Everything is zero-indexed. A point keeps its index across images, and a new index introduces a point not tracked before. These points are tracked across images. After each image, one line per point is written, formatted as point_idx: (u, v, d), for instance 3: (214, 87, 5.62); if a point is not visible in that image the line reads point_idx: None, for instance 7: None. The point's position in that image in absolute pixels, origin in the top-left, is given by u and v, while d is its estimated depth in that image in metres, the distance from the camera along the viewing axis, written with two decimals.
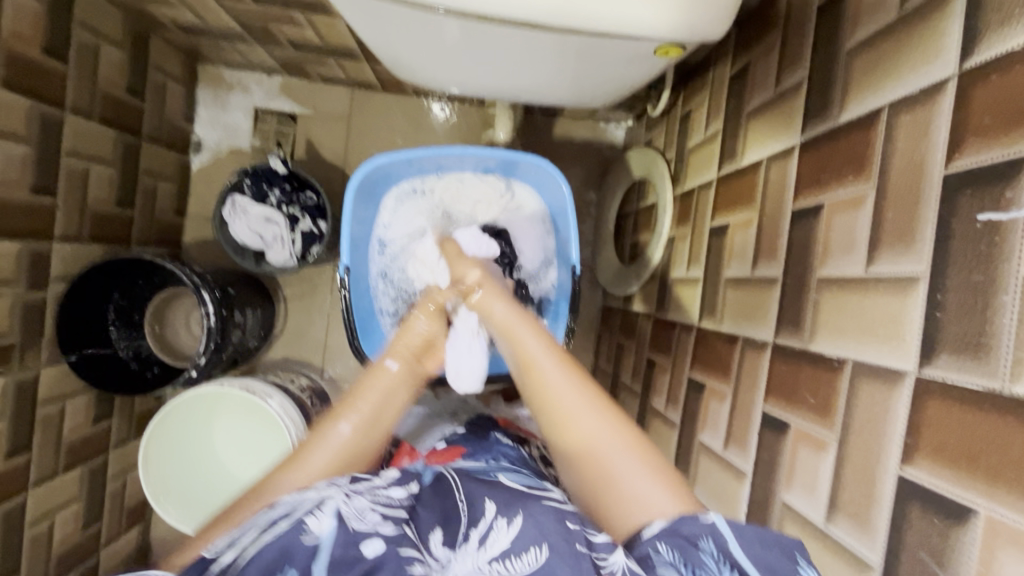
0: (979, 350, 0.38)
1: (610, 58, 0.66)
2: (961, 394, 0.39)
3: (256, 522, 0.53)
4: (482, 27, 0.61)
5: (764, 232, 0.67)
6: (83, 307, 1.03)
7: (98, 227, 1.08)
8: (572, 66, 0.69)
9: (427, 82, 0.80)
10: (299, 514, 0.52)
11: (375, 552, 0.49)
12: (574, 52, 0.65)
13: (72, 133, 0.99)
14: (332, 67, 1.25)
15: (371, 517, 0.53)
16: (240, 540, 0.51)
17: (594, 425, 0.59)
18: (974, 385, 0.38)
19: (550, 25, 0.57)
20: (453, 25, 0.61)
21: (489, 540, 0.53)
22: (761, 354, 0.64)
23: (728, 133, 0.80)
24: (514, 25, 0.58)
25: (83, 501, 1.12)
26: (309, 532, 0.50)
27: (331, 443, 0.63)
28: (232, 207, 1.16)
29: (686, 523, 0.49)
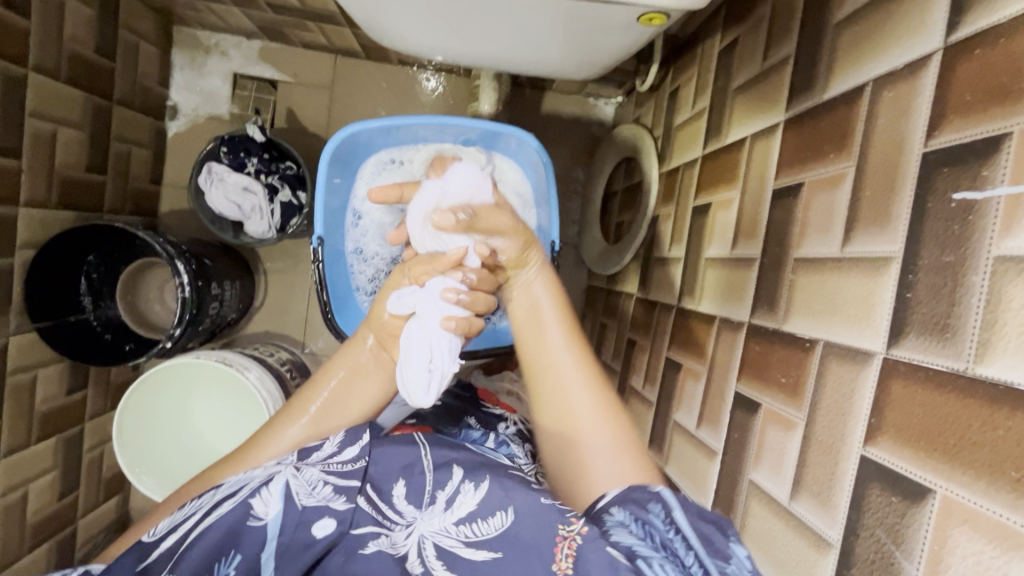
0: (945, 331, 0.38)
1: (595, 26, 0.63)
2: (925, 375, 0.39)
3: (200, 503, 0.53)
4: None
5: (744, 212, 0.66)
6: (53, 274, 1.00)
7: (68, 193, 1.04)
8: (556, 34, 0.67)
9: (406, 47, 0.77)
10: (245, 494, 0.51)
11: (326, 533, 0.51)
12: (552, 16, 0.62)
13: (37, 93, 0.95)
14: (313, 32, 1.21)
15: (323, 491, 0.53)
16: (182, 524, 0.51)
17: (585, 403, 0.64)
18: (939, 366, 0.38)
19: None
20: None
21: (456, 502, 0.55)
22: (736, 334, 0.64)
23: (714, 110, 0.79)
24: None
25: (58, 471, 1.11)
26: (257, 516, 0.50)
27: (283, 440, 0.63)
28: (208, 175, 1.13)
29: (637, 488, 0.52)
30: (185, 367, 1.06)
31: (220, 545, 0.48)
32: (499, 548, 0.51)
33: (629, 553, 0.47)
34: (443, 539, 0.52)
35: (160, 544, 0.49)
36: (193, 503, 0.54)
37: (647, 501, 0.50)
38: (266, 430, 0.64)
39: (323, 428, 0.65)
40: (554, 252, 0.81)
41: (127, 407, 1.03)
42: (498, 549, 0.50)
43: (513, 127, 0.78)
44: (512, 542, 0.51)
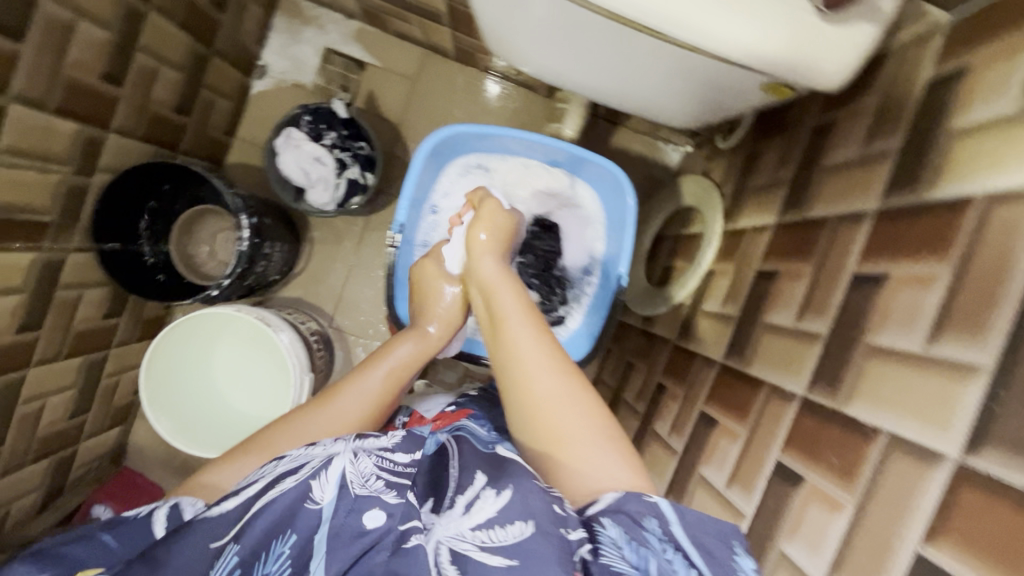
0: None
1: (716, 87, 0.67)
2: (1005, 489, 0.40)
3: (262, 474, 0.57)
4: (610, 26, 0.60)
5: (815, 288, 0.67)
6: (122, 202, 1.03)
7: (154, 128, 1.08)
8: (677, 84, 0.69)
9: (518, 59, 0.79)
10: (306, 474, 0.53)
11: (376, 525, 0.49)
12: (673, 65, 0.64)
13: (152, 30, 0.98)
14: (412, 25, 1.25)
15: (375, 484, 0.53)
16: (243, 490, 0.55)
17: (558, 396, 0.60)
18: (1018, 484, 0.40)
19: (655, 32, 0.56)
20: (582, 16, 0.60)
21: (474, 507, 0.53)
22: (787, 404, 0.64)
23: (797, 184, 0.81)
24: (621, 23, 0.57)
25: (76, 390, 1.13)
26: (313, 499, 0.51)
27: (361, 388, 0.69)
28: (286, 139, 1.16)
29: (631, 500, 0.52)
30: (212, 321, 1.08)
31: (281, 520, 0.50)
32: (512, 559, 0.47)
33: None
34: (457, 544, 0.50)
35: (221, 505, 0.54)
36: (255, 472, 0.58)
37: (643, 518, 0.51)
38: (348, 379, 0.70)
39: (394, 388, 0.72)
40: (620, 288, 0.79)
41: (155, 357, 1.05)
42: (513, 560, 0.47)
43: (601, 158, 0.78)
44: (528, 555, 0.47)
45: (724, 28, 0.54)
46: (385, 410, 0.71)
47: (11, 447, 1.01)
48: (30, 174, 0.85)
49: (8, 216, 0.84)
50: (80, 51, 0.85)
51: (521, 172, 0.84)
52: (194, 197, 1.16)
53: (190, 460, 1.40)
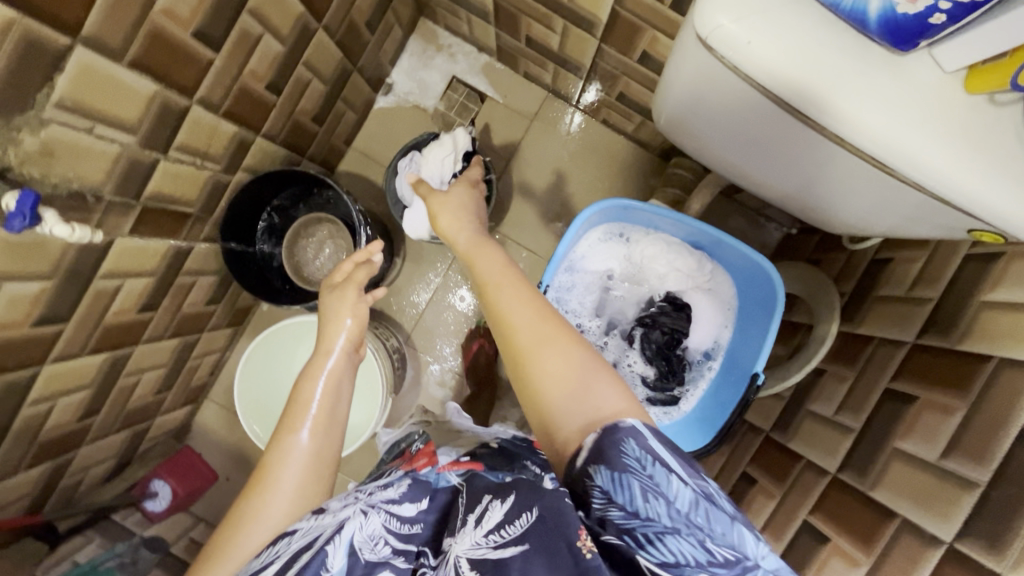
0: None
1: (924, 218, 0.63)
2: None
3: (277, 551, 0.54)
4: (825, 144, 0.59)
5: (968, 429, 0.65)
6: (249, 200, 1.06)
7: (293, 135, 1.12)
8: (867, 202, 0.68)
9: (693, 140, 0.80)
10: (320, 543, 0.51)
11: None
12: (881, 186, 0.61)
13: (316, 47, 1.03)
14: (544, 69, 1.28)
15: (383, 550, 0.52)
16: (263, 571, 0.51)
17: (557, 332, 0.60)
18: None
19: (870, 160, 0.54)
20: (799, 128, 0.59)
21: (484, 518, 0.51)
22: (929, 549, 0.62)
23: (944, 307, 0.79)
24: (835, 143, 0.56)
25: (165, 368, 1.17)
26: (325, 570, 0.49)
27: (296, 453, 0.70)
28: (409, 162, 1.20)
29: (609, 428, 0.51)
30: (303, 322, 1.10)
31: None
32: (530, 554, 0.46)
33: (618, 525, 0.46)
34: (474, 553, 0.48)
35: None
36: (269, 551, 0.55)
37: (624, 441, 0.49)
38: (275, 451, 0.70)
39: (326, 430, 0.74)
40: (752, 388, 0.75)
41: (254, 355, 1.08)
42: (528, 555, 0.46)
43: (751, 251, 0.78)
44: (542, 545, 0.46)
45: (959, 174, 0.51)
46: (331, 461, 0.72)
47: (103, 417, 1.05)
48: (190, 170, 0.89)
49: (164, 207, 0.88)
50: (259, 63, 0.89)
51: (664, 249, 0.86)
52: (306, 203, 1.18)
53: (248, 448, 1.42)
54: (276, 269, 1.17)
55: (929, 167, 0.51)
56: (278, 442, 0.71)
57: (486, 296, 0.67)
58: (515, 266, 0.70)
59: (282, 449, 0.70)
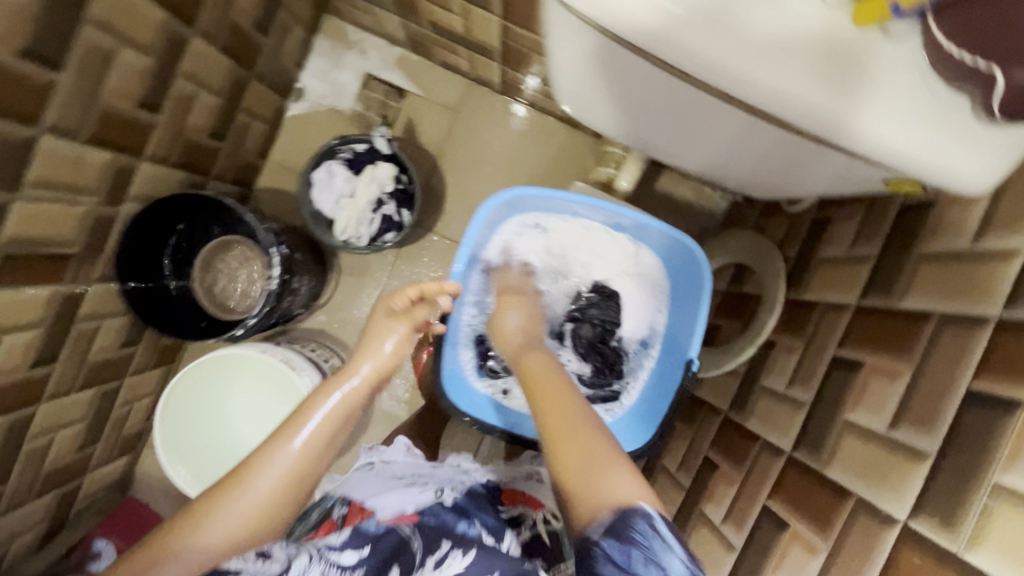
0: None
1: (837, 168, 0.58)
2: None
3: None
4: (721, 107, 0.56)
5: (916, 394, 0.60)
6: (145, 233, 0.97)
7: (187, 155, 1.03)
8: (777, 161, 0.65)
9: (593, 115, 0.76)
10: None
11: None
12: (790, 142, 0.57)
13: (194, 56, 0.94)
14: (459, 56, 1.20)
15: None
16: None
17: (594, 441, 0.58)
18: None
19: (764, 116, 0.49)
20: (692, 94, 0.56)
21: (443, 565, 0.67)
22: (883, 529, 0.58)
23: (885, 263, 0.74)
24: (731, 101, 0.52)
25: (85, 422, 1.07)
26: None
27: (281, 458, 0.67)
28: (325, 172, 1.12)
29: (627, 513, 0.50)
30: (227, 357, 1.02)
31: None
32: None
33: None
34: None
35: None
36: None
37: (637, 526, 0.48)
38: (261, 455, 0.67)
39: (320, 447, 0.70)
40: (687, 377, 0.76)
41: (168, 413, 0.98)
42: None
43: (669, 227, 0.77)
44: None
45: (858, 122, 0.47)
46: (311, 475, 0.69)
47: (14, 485, 0.95)
48: (57, 207, 0.80)
49: (32, 250, 0.79)
50: (120, 79, 0.80)
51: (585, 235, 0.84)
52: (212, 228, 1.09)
53: None
54: (189, 301, 1.09)
55: (827, 115, 0.46)
56: (262, 446, 0.68)
57: (534, 395, 0.65)
58: (561, 370, 0.68)
59: (268, 457, 0.67)
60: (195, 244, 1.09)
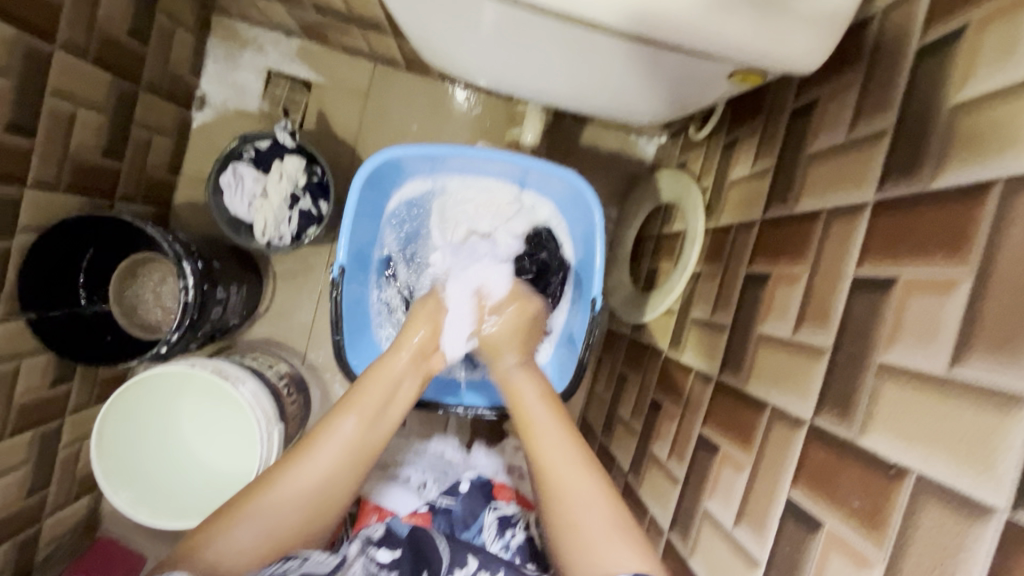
0: None
1: (674, 79, 0.58)
2: None
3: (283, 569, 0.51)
4: (552, 30, 0.53)
5: (813, 294, 0.59)
6: (47, 261, 0.93)
7: (79, 177, 0.99)
8: (630, 89, 0.63)
9: (458, 69, 0.73)
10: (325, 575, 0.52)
11: None
12: (623, 57, 0.55)
13: (61, 71, 0.90)
14: (355, 37, 1.16)
15: None
16: None
17: (585, 489, 0.56)
18: None
19: (627, 32, 0.48)
20: (521, 20, 0.53)
21: None
22: (794, 431, 0.56)
23: (781, 172, 0.73)
24: (550, 15, 0.49)
25: (30, 468, 1.02)
26: None
27: (338, 439, 0.61)
28: (232, 175, 1.09)
29: None
30: (163, 380, 0.99)
31: None
32: None
33: None
34: None
35: None
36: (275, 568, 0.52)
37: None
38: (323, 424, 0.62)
39: (376, 432, 0.63)
40: (594, 311, 0.78)
41: (106, 446, 0.95)
42: None
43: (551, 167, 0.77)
44: None
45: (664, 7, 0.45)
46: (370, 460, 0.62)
47: None
48: None
49: None
50: None
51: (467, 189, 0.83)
52: (124, 250, 1.06)
53: None
54: (114, 331, 1.06)
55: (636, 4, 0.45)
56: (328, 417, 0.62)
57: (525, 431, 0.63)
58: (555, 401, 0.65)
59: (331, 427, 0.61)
60: (107, 268, 1.06)
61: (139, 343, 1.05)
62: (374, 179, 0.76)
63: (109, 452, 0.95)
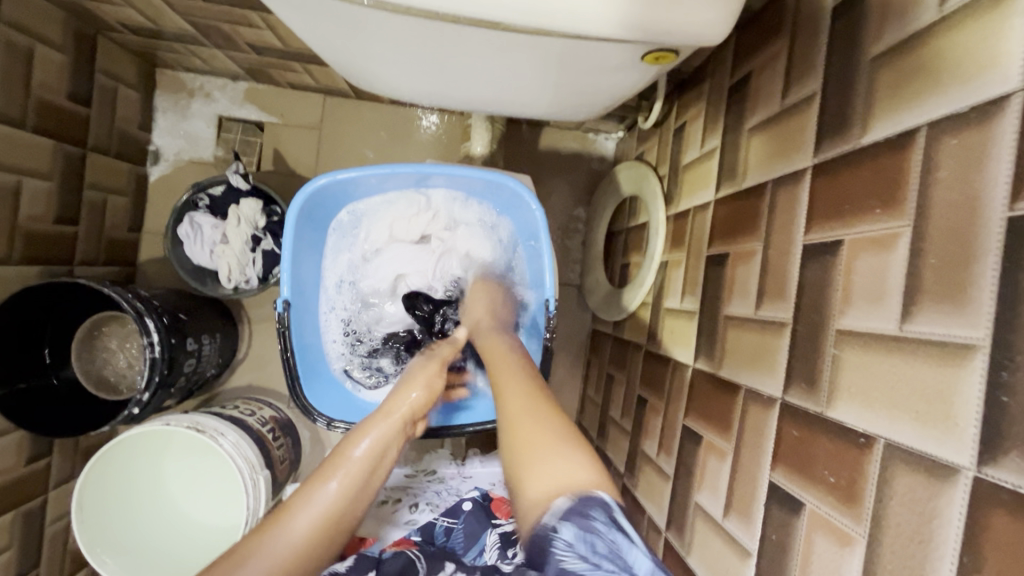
0: (999, 447, 0.31)
1: (591, 69, 0.57)
2: (1008, 497, 0.30)
3: None
4: (455, 34, 0.52)
5: (769, 268, 0.58)
6: (9, 336, 0.92)
7: (33, 247, 0.98)
8: (555, 84, 0.62)
9: (388, 90, 0.72)
10: None
11: None
12: (535, 53, 0.54)
13: (0, 144, 0.89)
14: (299, 73, 1.16)
15: None
16: None
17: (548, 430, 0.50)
18: (1009, 484, 0.30)
19: (530, 27, 0.47)
20: (422, 28, 0.52)
21: None
22: (767, 411, 0.54)
23: (727, 150, 0.71)
24: (444, 16, 0.48)
25: (15, 550, 0.99)
26: None
27: (318, 502, 0.51)
28: (190, 225, 1.07)
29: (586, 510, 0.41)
30: (148, 437, 0.96)
31: None
32: None
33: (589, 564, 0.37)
34: None
35: None
36: None
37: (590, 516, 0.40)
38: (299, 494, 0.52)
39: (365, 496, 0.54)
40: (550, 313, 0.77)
41: (83, 504, 0.91)
42: None
43: (478, 171, 0.76)
44: None
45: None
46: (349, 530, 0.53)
47: None
48: None
49: None
50: None
51: (405, 207, 0.82)
52: (84, 312, 1.04)
53: None
54: (85, 398, 1.04)
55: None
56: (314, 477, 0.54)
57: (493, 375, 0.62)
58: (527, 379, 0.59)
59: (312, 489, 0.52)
60: (68, 333, 1.04)
61: (107, 405, 1.03)
62: (303, 217, 0.75)
63: (88, 512, 0.92)
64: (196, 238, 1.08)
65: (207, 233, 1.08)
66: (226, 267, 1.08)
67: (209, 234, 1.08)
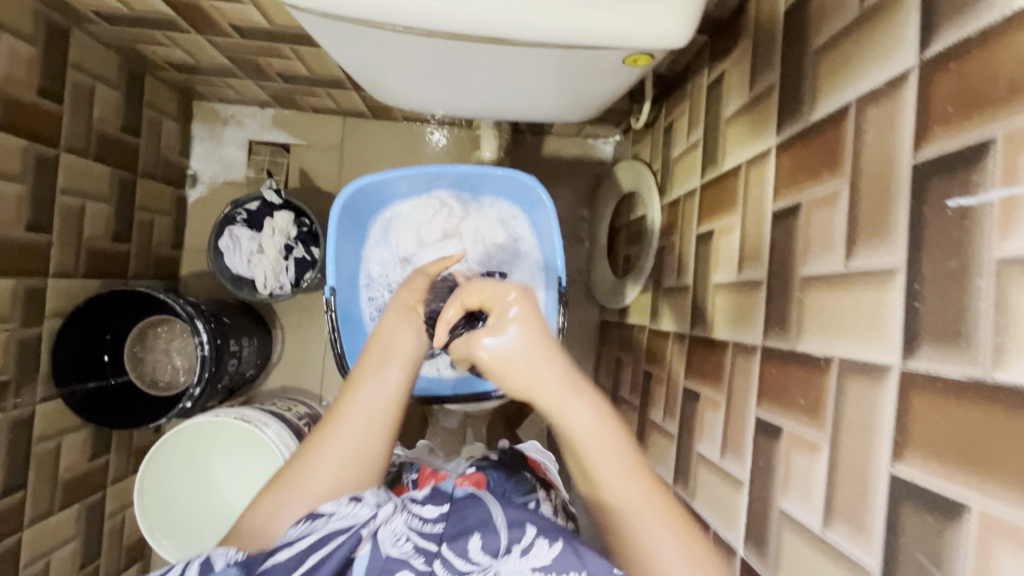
0: (915, 343, 0.39)
1: (584, 73, 0.67)
2: (922, 381, 0.39)
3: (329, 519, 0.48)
4: (470, 51, 0.63)
5: (747, 236, 0.66)
6: (76, 341, 1.02)
7: (93, 262, 1.09)
8: (552, 89, 0.72)
9: (411, 104, 0.82)
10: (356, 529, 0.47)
11: None
12: (535, 62, 0.64)
13: (67, 171, 1.01)
14: (322, 97, 1.27)
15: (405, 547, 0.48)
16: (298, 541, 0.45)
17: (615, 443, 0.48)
18: (924, 371, 0.39)
19: (531, 40, 0.57)
20: (442, 47, 0.62)
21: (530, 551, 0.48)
22: (751, 357, 0.62)
23: (709, 141, 0.80)
24: (462, 35, 0.58)
25: (80, 540, 1.08)
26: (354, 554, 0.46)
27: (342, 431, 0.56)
28: (229, 238, 1.18)
29: None
30: (199, 432, 1.05)
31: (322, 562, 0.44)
32: None
33: None
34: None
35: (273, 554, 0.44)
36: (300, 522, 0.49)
37: None
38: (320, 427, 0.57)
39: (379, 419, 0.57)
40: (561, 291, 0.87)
41: (144, 496, 1.02)
42: None
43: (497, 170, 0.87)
44: None
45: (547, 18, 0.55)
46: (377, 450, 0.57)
47: None
48: None
49: None
50: None
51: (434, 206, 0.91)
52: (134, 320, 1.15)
53: None
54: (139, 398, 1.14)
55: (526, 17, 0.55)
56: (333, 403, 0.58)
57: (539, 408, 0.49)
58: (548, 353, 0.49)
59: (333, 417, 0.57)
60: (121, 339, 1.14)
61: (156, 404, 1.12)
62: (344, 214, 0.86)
63: (149, 501, 1.03)
64: (233, 248, 1.18)
65: (242, 242, 1.19)
66: (259, 274, 1.18)
67: (243, 244, 1.19)
